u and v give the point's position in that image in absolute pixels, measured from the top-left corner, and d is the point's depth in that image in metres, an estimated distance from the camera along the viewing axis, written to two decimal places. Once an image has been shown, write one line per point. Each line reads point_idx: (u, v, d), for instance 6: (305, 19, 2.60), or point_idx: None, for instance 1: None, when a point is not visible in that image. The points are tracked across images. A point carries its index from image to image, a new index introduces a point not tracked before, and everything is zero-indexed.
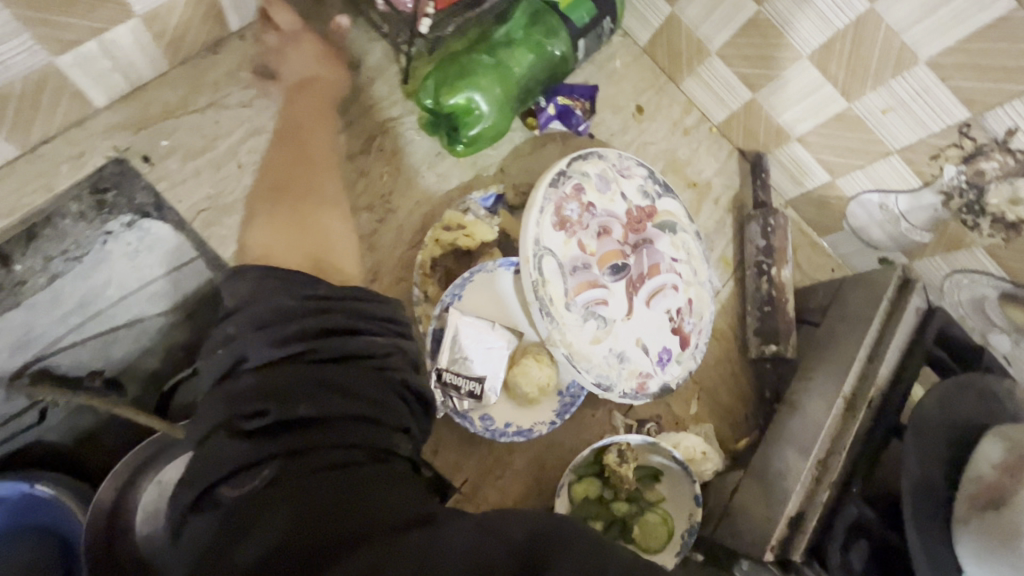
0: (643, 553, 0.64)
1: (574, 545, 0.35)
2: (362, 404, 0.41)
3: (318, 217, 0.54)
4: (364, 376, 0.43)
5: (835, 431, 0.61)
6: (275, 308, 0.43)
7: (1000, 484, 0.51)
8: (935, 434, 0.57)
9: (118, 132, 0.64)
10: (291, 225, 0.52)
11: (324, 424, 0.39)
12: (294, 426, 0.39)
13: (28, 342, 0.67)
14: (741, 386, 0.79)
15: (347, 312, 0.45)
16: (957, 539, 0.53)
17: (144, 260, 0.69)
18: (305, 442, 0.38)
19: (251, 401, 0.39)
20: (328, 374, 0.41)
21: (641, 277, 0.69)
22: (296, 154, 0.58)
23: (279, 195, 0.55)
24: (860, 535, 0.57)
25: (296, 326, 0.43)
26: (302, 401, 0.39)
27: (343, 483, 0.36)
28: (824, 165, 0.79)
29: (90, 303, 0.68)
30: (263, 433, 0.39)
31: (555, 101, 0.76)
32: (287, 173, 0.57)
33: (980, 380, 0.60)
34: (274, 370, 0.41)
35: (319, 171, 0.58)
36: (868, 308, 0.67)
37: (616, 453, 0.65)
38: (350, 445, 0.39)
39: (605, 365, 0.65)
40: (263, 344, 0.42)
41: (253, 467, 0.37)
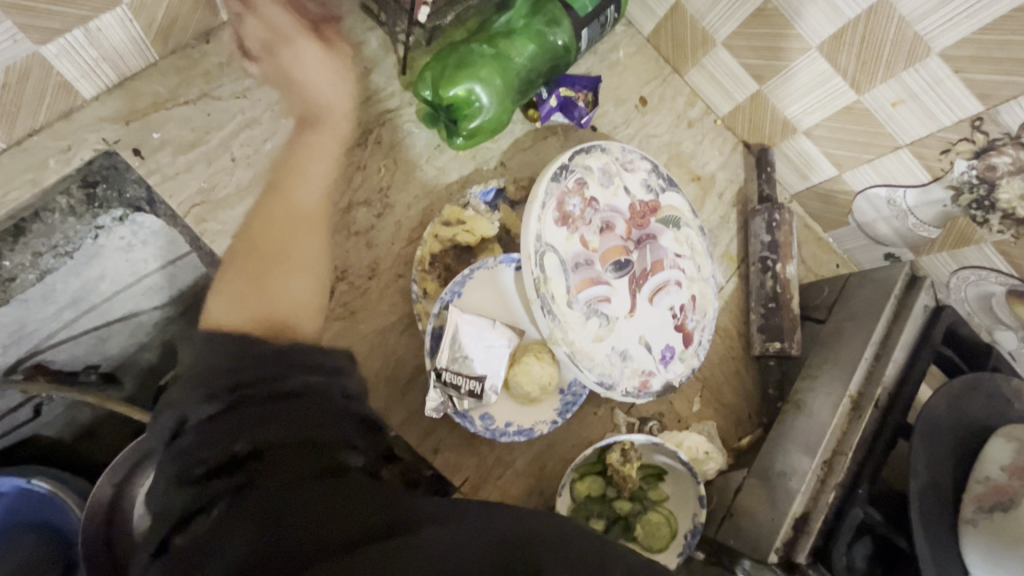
0: (646, 552, 0.64)
1: (563, 548, 0.35)
2: (304, 429, 0.40)
3: (280, 282, 0.52)
4: (302, 407, 0.41)
5: (840, 431, 0.60)
6: (211, 368, 0.43)
7: (1008, 486, 0.50)
8: (942, 434, 0.56)
9: (107, 124, 0.61)
10: (247, 282, 0.51)
11: (267, 454, 0.38)
12: (237, 463, 0.38)
13: (22, 337, 0.70)
14: (743, 383, 0.78)
15: (282, 361, 0.44)
16: (963, 541, 0.52)
17: (138, 253, 0.71)
18: (249, 475, 0.37)
19: (192, 450, 0.39)
20: (263, 411, 0.40)
21: (644, 274, 0.68)
22: (277, 216, 0.56)
23: (247, 261, 0.53)
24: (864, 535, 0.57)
25: (231, 379, 0.42)
26: (241, 436, 0.39)
27: (296, 503, 0.35)
28: (831, 159, 0.78)
29: (84, 298, 0.71)
30: (209, 478, 0.38)
31: (558, 93, 0.74)
32: (261, 236, 0.55)
33: (987, 380, 0.59)
34: (213, 420, 0.40)
35: (301, 234, 0.56)
36: (876, 306, 0.66)
37: (619, 453, 0.64)
38: (295, 469, 0.38)
39: (607, 363, 0.64)
40: (196, 402, 0.41)
41: (202, 512, 0.37)
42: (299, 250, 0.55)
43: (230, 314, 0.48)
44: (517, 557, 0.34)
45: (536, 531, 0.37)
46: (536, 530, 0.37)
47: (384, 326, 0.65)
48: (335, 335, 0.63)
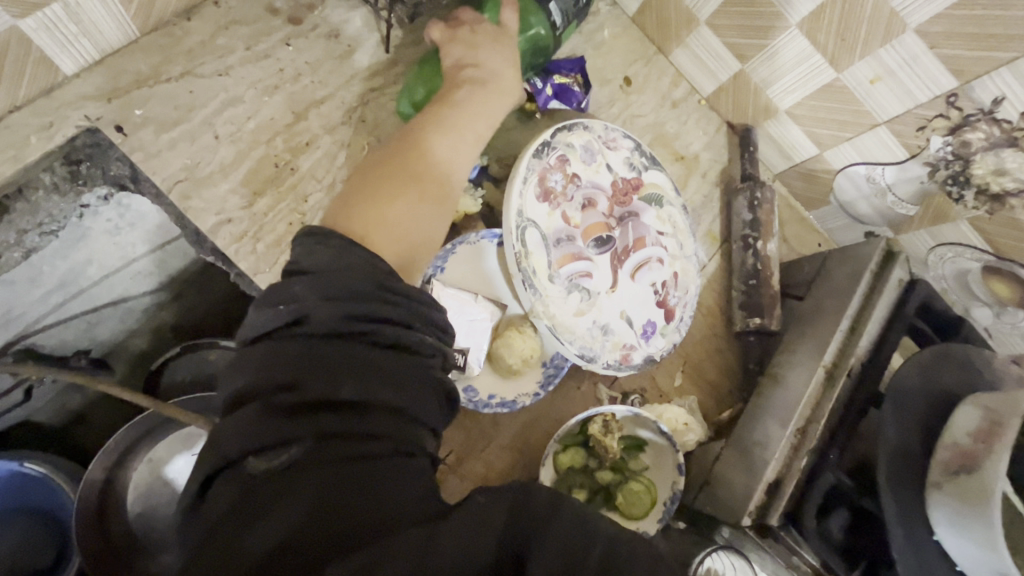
0: (623, 520, 0.66)
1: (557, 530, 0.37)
2: (401, 397, 0.40)
3: (414, 223, 0.53)
4: (407, 371, 0.41)
5: (814, 400, 0.62)
6: (349, 293, 0.42)
7: (972, 450, 0.52)
8: (913, 401, 0.57)
9: (90, 100, 0.61)
10: (387, 200, 0.53)
11: (360, 408, 0.39)
12: (328, 406, 0.38)
13: (10, 320, 0.75)
14: (726, 359, 0.80)
15: (406, 308, 0.43)
16: (931, 503, 0.54)
17: (125, 238, 0.77)
18: (341, 427, 0.38)
19: (291, 373, 0.38)
20: (378, 360, 0.40)
21: (625, 251, 0.69)
22: (401, 175, 0.55)
23: (388, 189, 0.54)
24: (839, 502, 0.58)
25: (359, 309, 0.41)
26: (346, 382, 0.39)
27: (365, 470, 0.37)
28: (811, 138, 0.79)
29: (71, 282, 0.78)
30: (293, 409, 0.38)
31: (552, 81, 0.75)
32: (382, 181, 0.55)
33: (958, 351, 0.61)
34: (334, 349, 0.40)
35: (418, 202, 0.54)
36: (852, 281, 0.67)
37: (601, 424, 0.65)
38: (381, 435, 0.39)
39: (588, 337, 0.65)
40: (323, 320, 0.40)
41: (280, 444, 0.37)
42: (423, 210, 0.54)
43: (382, 230, 0.50)
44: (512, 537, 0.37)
45: (538, 509, 0.39)
46: (537, 507, 0.39)
47: None
48: None
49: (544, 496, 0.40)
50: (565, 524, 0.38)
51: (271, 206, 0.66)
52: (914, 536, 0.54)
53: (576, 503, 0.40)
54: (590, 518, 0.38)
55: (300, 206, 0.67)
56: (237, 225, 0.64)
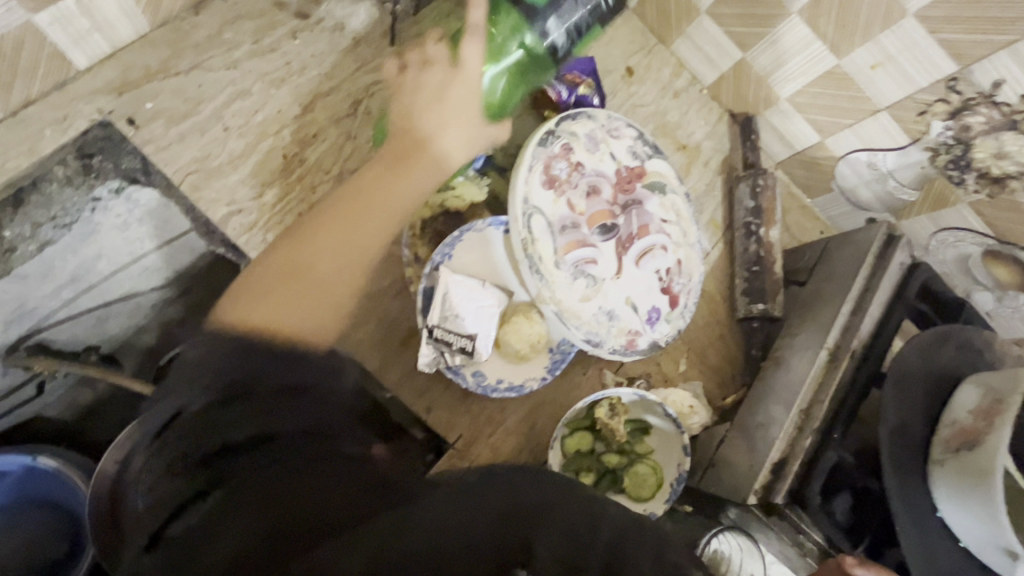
0: (632, 503, 0.67)
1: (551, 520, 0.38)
2: (304, 419, 0.41)
3: (305, 308, 0.47)
4: (308, 401, 0.42)
5: (817, 382, 0.62)
6: (221, 357, 0.41)
7: (974, 427, 0.53)
8: (916, 380, 0.58)
9: (102, 95, 0.62)
10: (275, 292, 0.47)
11: (266, 442, 0.39)
12: (239, 449, 0.39)
13: (24, 314, 0.75)
14: (729, 346, 0.80)
15: (290, 355, 0.44)
16: (934, 479, 0.55)
17: (134, 233, 0.72)
18: (253, 462, 0.38)
19: (188, 439, 0.39)
20: (273, 395, 0.41)
21: (630, 238, 0.70)
22: (306, 238, 0.51)
23: (277, 269, 0.49)
24: (841, 480, 0.58)
25: (235, 369, 0.41)
26: (243, 424, 0.39)
27: (294, 487, 0.37)
28: (813, 126, 0.79)
29: (82, 277, 0.75)
30: (201, 466, 0.38)
31: (573, 90, 0.76)
32: (288, 248, 0.50)
33: (959, 332, 0.62)
34: (218, 411, 0.40)
35: (321, 270, 0.50)
36: (854, 264, 0.68)
37: (607, 407, 0.66)
38: (298, 455, 0.39)
39: (594, 323, 0.66)
40: (198, 391, 0.40)
41: (198, 499, 0.37)
42: (328, 275, 0.49)
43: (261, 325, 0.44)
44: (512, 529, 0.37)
45: (545, 498, 0.41)
46: (541, 496, 0.41)
47: (376, 291, 0.66)
48: None
49: (534, 496, 0.40)
50: (573, 514, 0.39)
51: (280, 197, 0.67)
52: (917, 511, 0.55)
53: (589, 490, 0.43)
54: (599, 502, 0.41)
55: (308, 197, 0.68)
56: (247, 216, 0.66)
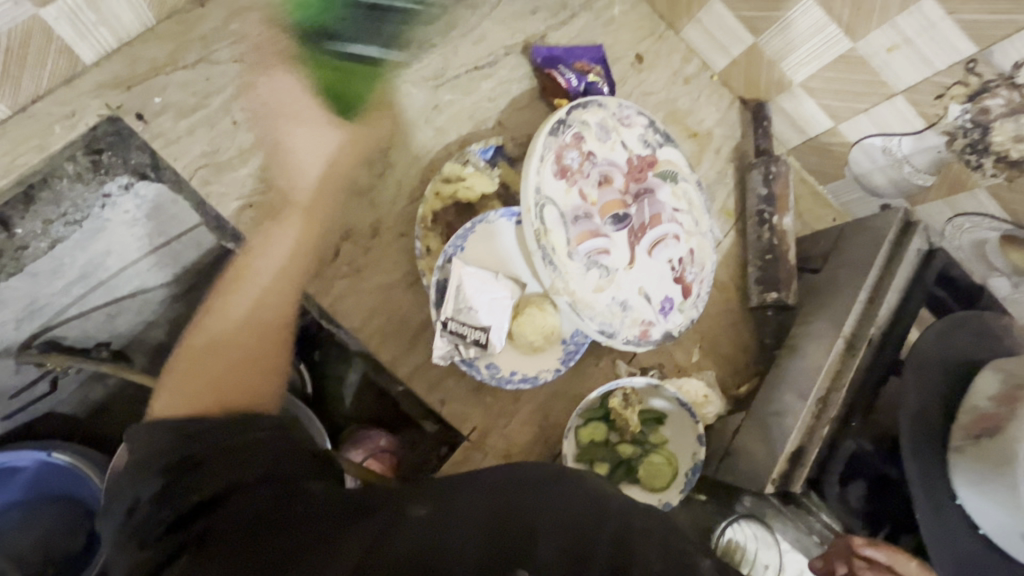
0: (647, 492, 0.66)
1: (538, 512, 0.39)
2: (256, 468, 0.44)
3: (234, 374, 0.53)
4: (256, 452, 0.45)
5: (835, 371, 0.61)
6: (168, 436, 0.45)
7: (995, 414, 0.52)
8: (934, 367, 0.58)
9: (109, 89, 0.62)
10: (199, 376, 0.52)
11: (224, 497, 0.42)
12: (201, 509, 0.41)
13: (37, 310, 0.77)
14: (742, 335, 0.80)
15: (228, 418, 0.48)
16: (952, 467, 0.55)
17: (140, 231, 0.77)
18: (215, 518, 0.40)
19: (155, 514, 0.41)
20: (224, 455, 0.44)
21: (642, 227, 0.69)
22: (224, 318, 0.56)
23: (196, 352, 0.54)
24: (857, 470, 0.58)
25: (183, 442, 0.45)
26: (200, 486, 0.42)
27: (259, 530, 0.39)
28: (827, 111, 0.78)
29: (91, 274, 0.78)
30: (167, 532, 0.40)
31: (584, 79, 0.75)
32: (208, 332, 0.55)
33: (976, 318, 0.61)
34: (173, 480, 0.43)
35: (243, 341, 0.56)
36: (870, 251, 0.67)
37: (621, 397, 0.66)
38: (256, 500, 0.42)
39: (608, 313, 0.66)
40: (155, 471, 0.44)
41: (168, 562, 0.39)
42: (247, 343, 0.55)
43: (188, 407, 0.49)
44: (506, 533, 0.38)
45: (536, 500, 0.40)
46: (532, 500, 0.40)
47: (388, 284, 0.66)
48: (341, 292, 0.65)
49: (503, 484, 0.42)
50: (571, 502, 0.40)
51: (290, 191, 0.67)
52: (936, 499, 0.54)
53: (586, 483, 0.42)
54: (604, 496, 0.41)
55: (318, 190, 0.67)
56: (257, 210, 0.65)
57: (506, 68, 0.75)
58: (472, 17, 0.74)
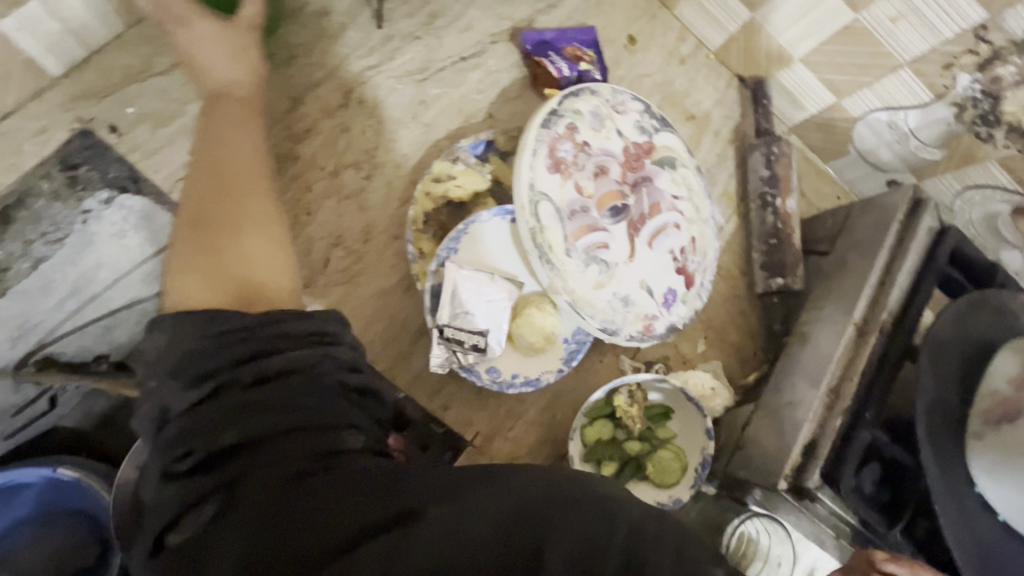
0: (656, 489, 0.66)
1: (574, 517, 0.35)
2: (290, 417, 0.38)
3: (240, 246, 0.48)
4: (293, 390, 0.39)
5: (846, 358, 0.59)
6: (189, 354, 0.40)
7: (1013, 400, 0.50)
8: (949, 353, 0.56)
9: (82, 102, 0.60)
10: (205, 254, 0.47)
11: (256, 445, 0.37)
12: (229, 451, 0.37)
13: (25, 333, 0.69)
14: (748, 322, 0.78)
15: (261, 337, 0.41)
16: (970, 455, 0.53)
17: (132, 242, 0.68)
18: (241, 471, 0.36)
19: (180, 445, 0.37)
20: (255, 395, 0.38)
21: (641, 218, 0.67)
22: (215, 180, 0.50)
23: (196, 229, 0.48)
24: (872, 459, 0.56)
25: (207, 365, 0.39)
26: (228, 427, 0.37)
27: (287, 497, 0.35)
28: (828, 86, 0.75)
29: (84, 288, 0.69)
30: (194, 473, 0.37)
31: (577, 68, 0.72)
32: (199, 205, 0.49)
33: (993, 297, 0.59)
34: (204, 408, 0.38)
35: (247, 208, 0.50)
36: (879, 231, 0.65)
37: (627, 393, 0.65)
38: (286, 462, 0.37)
39: (609, 310, 0.64)
40: (181, 389, 0.39)
41: (195, 506, 0.36)
42: (252, 211, 0.50)
43: (200, 288, 0.45)
44: (521, 531, 0.34)
45: (553, 498, 0.36)
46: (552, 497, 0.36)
47: (382, 289, 0.64)
48: (335, 301, 0.63)
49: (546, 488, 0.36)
50: (595, 513, 0.35)
51: None
52: (954, 488, 0.53)
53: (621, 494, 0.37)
54: (611, 501, 0.36)
55: (305, 196, 0.64)
56: None
57: (493, 57, 0.72)
58: (456, 5, 0.71)
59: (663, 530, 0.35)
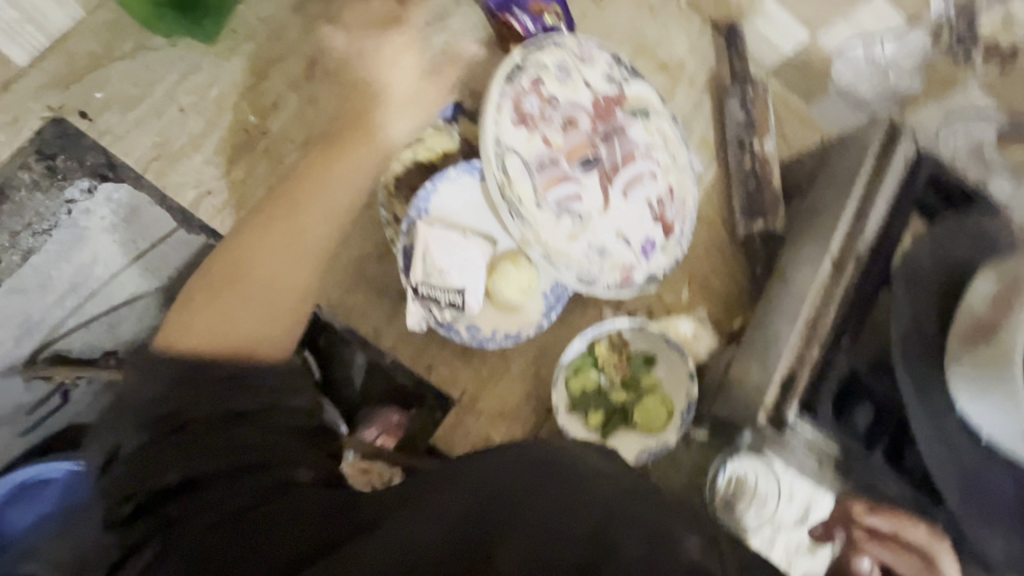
0: (644, 435, 0.67)
1: (540, 503, 0.38)
2: (253, 450, 0.45)
3: (250, 319, 0.53)
4: (259, 422, 0.47)
5: (824, 291, 0.59)
6: (157, 391, 0.46)
7: (989, 318, 0.49)
8: (927, 280, 0.56)
9: (49, 90, 0.61)
10: (221, 315, 0.53)
11: (206, 481, 0.42)
12: (163, 495, 0.42)
13: (31, 328, 0.75)
14: (734, 269, 0.77)
15: (229, 380, 0.48)
16: (952, 378, 0.52)
17: (122, 234, 0.72)
18: (196, 503, 0.41)
19: (128, 486, 0.42)
20: (213, 433, 0.45)
21: (615, 168, 0.67)
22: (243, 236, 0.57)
23: (224, 278, 0.55)
24: (851, 390, 0.57)
25: (167, 403, 0.46)
26: (178, 465, 0.43)
27: (229, 529, 0.39)
28: (802, 22, 0.73)
29: (82, 283, 0.74)
30: (140, 513, 0.41)
31: (542, 23, 0.69)
32: (242, 253, 0.56)
33: (973, 220, 0.58)
34: (150, 449, 0.44)
35: (293, 267, 0.57)
36: (856, 164, 0.64)
37: (607, 342, 0.67)
38: (238, 504, 0.41)
39: (585, 261, 0.64)
40: (131, 432, 0.45)
41: (135, 552, 0.39)
42: (286, 279, 0.56)
43: (194, 343, 0.51)
44: (477, 526, 0.37)
45: (497, 494, 0.39)
46: (509, 491, 0.40)
47: (359, 256, 0.65)
48: None
49: (511, 486, 0.40)
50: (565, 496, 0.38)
51: (248, 172, 0.64)
52: (934, 411, 0.54)
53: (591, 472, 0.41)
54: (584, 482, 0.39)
55: (277, 168, 0.65)
56: (217, 197, 0.64)
57: (457, 19, 0.72)
58: None
59: (633, 512, 0.38)
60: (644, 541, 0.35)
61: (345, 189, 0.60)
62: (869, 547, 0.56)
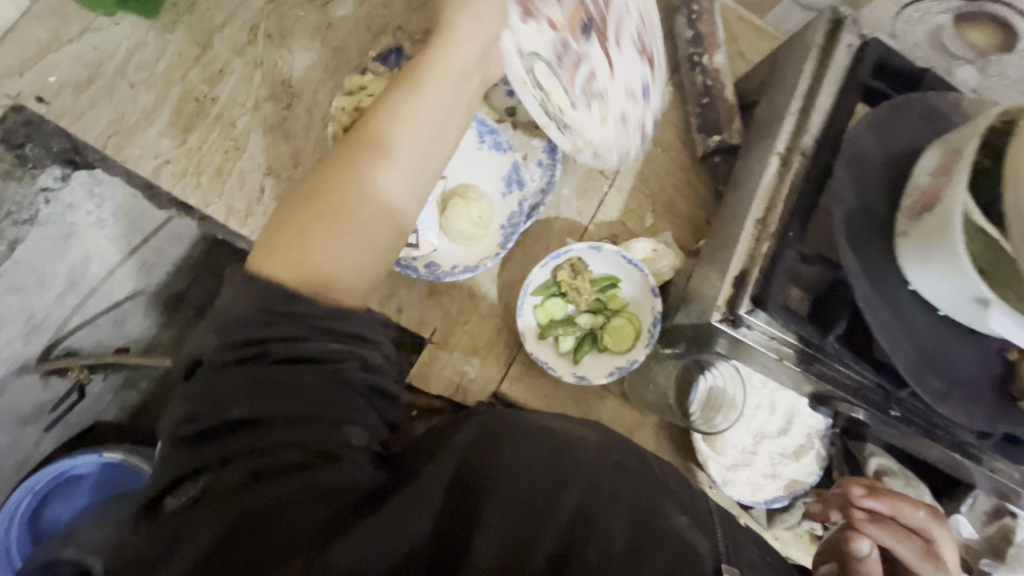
0: (613, 355, 0.68)
1: (599, 489, 0.42)
2: (319, 406, 0.41)
3: (330, 240, 0.44)
4: (331, 382, 0.42)
5: (772, 189, 0.59)
6: (239, 316, 0.42)
7: (932, 188, 0.49)
8: (872, 161, 0.55)
9: (7, 79, 0.64)
10: (301, 234, 0.44)
11: (260, 425, 0.40)
12: (224, 428, 0.40)
13: (39, 325, 0.82)
14: (696, 191, 0.77)
15: (303, 324, 0.42)
16: (900, 253, 0.52)
17: (110, 230, 0.80)
18: (245, 444, 0.39)
19: (189, 407, 0.40)
20: (281, 376, 0.41)
21: (604, 19, 0.50)
22: (359, 143, 0.46)
23: (307, 197, 0.45)
24: (793, 282, 0.58)
25: (245, 333, 0.41)
26: (240, 401, 0.40)
27: (284, 489, 0.39)
28: None
29: (80, 280, 0.82)
30: (198, 439, 0.40)
31: None
32: (323, 174, 0.46)
33: (920, 100, 0.57)
34: (225, 372, 0.41)
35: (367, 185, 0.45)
36: (800, 62, 0.64)
37: (569, 267, 0.67)
38: (291, 454, 0.40)
39: (622, 137, 0.53)
40: (218, 344, 0.42)
41: (185, 480, 0.39)
42: (364, 208, 0.45)
43: (288, 267, 0.43)
44: (538, 503, 0.40)
45: (567, 466, 0.42)
46: (578, 467, 0.42)
47: None
48: None
49: (595, 466, 0.43)
50: (631, 493, 0.42)
51: (203, 139, 0.66)
52: (884, 290, 0.53)
53: (653, 472, 0.44)
54: (637, 475, 0.43)
55: (230, 133, 0.66)
56: (176, 164, 0.65)
57: None
58: None
59: (623, 483, 0.43)
60: (634, 524, 0.40)
61: (448, 101, 0.49)
62: (871, 529, 0.55)
